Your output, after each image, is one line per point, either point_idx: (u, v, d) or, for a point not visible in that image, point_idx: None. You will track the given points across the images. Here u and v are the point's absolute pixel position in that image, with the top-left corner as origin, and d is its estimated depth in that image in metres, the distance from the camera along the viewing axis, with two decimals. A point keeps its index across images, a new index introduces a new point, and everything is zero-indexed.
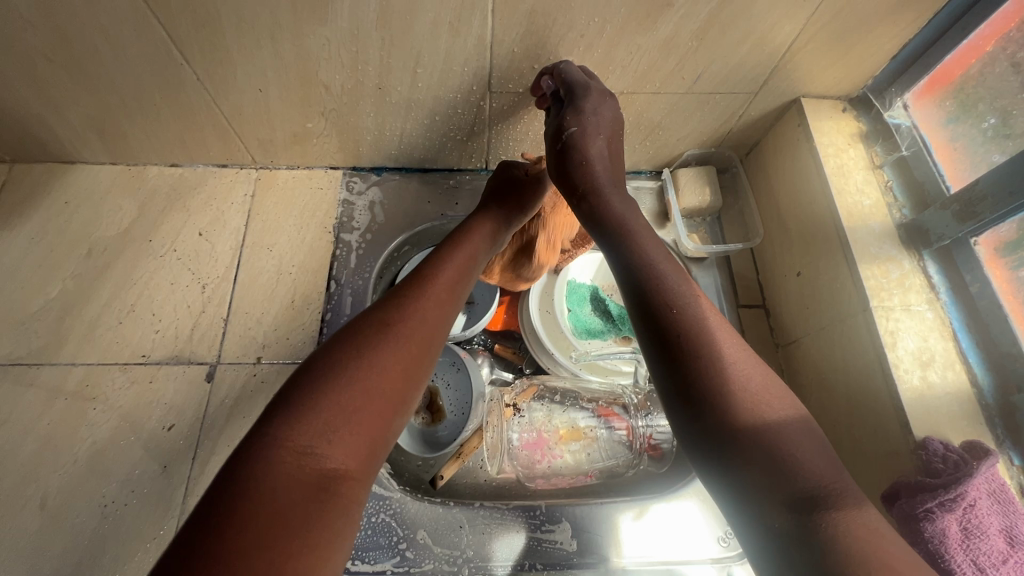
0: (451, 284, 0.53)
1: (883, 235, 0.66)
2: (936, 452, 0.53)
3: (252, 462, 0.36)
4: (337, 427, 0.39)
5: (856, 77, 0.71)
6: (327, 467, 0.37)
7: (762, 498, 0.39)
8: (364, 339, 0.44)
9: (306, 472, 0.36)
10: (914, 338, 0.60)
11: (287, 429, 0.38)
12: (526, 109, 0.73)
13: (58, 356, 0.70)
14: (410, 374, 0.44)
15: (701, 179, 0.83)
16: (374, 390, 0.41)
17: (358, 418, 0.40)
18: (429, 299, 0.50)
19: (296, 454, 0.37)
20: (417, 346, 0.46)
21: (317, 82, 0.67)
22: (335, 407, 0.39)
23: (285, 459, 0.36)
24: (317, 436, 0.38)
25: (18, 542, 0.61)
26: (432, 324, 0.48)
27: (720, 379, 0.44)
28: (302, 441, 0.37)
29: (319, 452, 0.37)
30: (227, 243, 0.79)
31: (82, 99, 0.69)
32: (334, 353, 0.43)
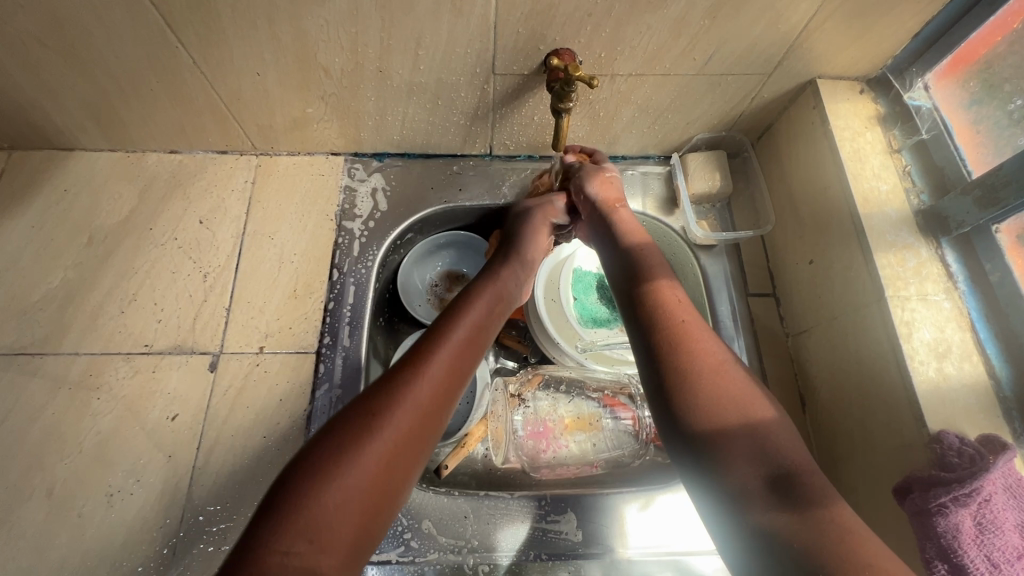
0: (454, 360, 0.50)
1: (900, 222, 0.64)
2: (952, 445, 0.52)
3: (235, 568, 0.35)
4: (323, 526, 0.38)
5: (875, 58, 0.68)
6: (310, 564, 0.37)
7: (752, 500, 0.44)
8: (357, 428, 0.43)
9: (291, 574, 0.36)
10: (930, 328, 0.58)
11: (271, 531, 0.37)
12: (531, 92, 0.71)
13: (61, 345, 0.70)
14: (406, 465, 0.44)
15: (711, 164, 0.81)
16: (365, 483, 0.41)
17: (345, 516, 0.39)
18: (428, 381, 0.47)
19: (278, 555, 0.36)
20: (414, 432, 0.44)
21: (316, 65, 0.66)
22: (322, 506, 0.39)
23: (270, 561, 0.36)
24: (300, 536, 0.37)
25: (27, 531, 0.61)
26: (429, 405, 0.46)
27: (713, 387, 0.49)
28: (285, 542, 0.37)
29: (299, 552, 0.37)
30: (228, 231, 0.78)
31: (78, 85, 0.67)
32: (326, 442, 0.42)
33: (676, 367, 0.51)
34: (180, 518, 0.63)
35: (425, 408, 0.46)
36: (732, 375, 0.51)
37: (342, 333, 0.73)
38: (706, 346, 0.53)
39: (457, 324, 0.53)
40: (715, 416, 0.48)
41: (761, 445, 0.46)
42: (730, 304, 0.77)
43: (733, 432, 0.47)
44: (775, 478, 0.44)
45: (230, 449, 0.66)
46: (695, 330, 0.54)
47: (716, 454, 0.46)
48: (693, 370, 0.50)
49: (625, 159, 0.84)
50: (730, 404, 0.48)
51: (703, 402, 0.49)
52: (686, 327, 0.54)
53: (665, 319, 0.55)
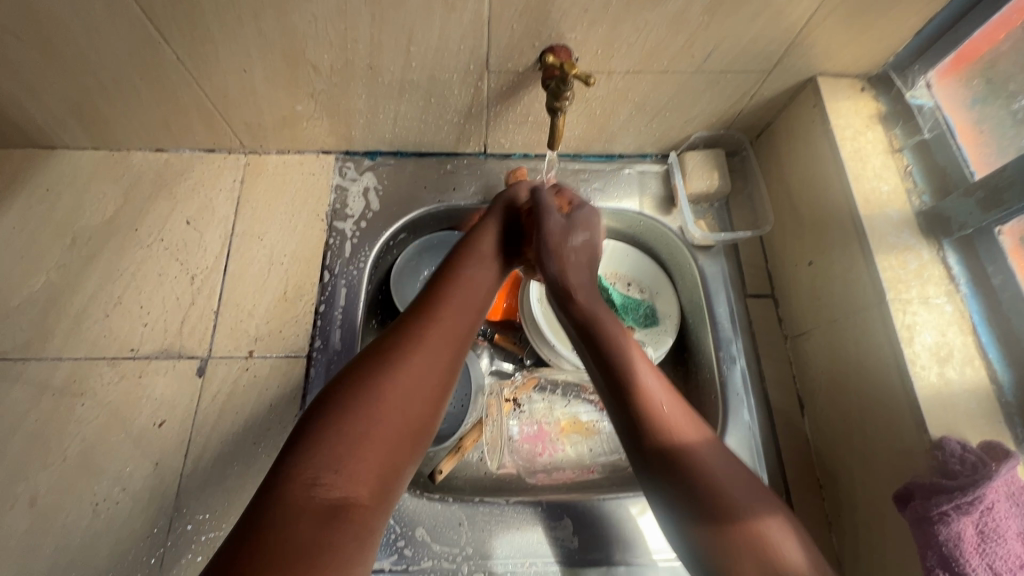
0: (458, 313, 0.52)
1: (901, 223, 0.63)
2: (953, 452, 0.51)
3: (266, 499, 0.38)
4: (347, 459, 0.40)
5: (877, 55, 0.67)
6: (338, 495, 0.39)
7: (693, 522, 0.45)
8: (374, 372, 0.45)
9: (319, 502, 0.38)
10: (932, 332, 0.57)
11: (296, 465, 0.39)
12: (527, 89, 0.69)
13: (44, 350, 0.68)
14: (425, 404, 0.45)
15: (709, 163, 0.80)
16: (386, 422, 0.43)
17: (369, 448, 0.41)
18: (435, 332, 0.49)
19: (306, 488, 0.38)
20: (426, 375, 0.46)
21: (305, 61, 0.64)
22: (344, 440, 0.41)
23: (297, 493, 0.38)
24: (326, 468, 0.39)
25: (10, 541, 0.60)
26: (438, 352, 0.48)
27: (653, 416, 0.49)
28: (312, 474, 0.39)
29: (328, 482, 0.39)
30: (216, 232, 0.76)
31: (58, 82, 0.65)
32: (344, 390, 0.44)
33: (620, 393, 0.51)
34: (168, 527, 0.61)
35: (437, 355, 0.48)
36: (672, 401, 0.50)
37: (333, 336, 0.71)
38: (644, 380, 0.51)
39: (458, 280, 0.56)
40: (658, 437, 0.48)
41: (704, 468, 0.46)
42: (728, 306, 0.76)
43: (672, 463, 0.47)
44: (718, 502, 0.45)
45: (219, 456, 0.65)
46: (640, 360, 0.53)
47: (660, 479, 0.47)
48: (635, 400, 0.50)
49: (622, 157, 0.83)
50: (675, 433, 0.48)
51: (645, 428, 0.49)
52: (626, 355, 0.53)
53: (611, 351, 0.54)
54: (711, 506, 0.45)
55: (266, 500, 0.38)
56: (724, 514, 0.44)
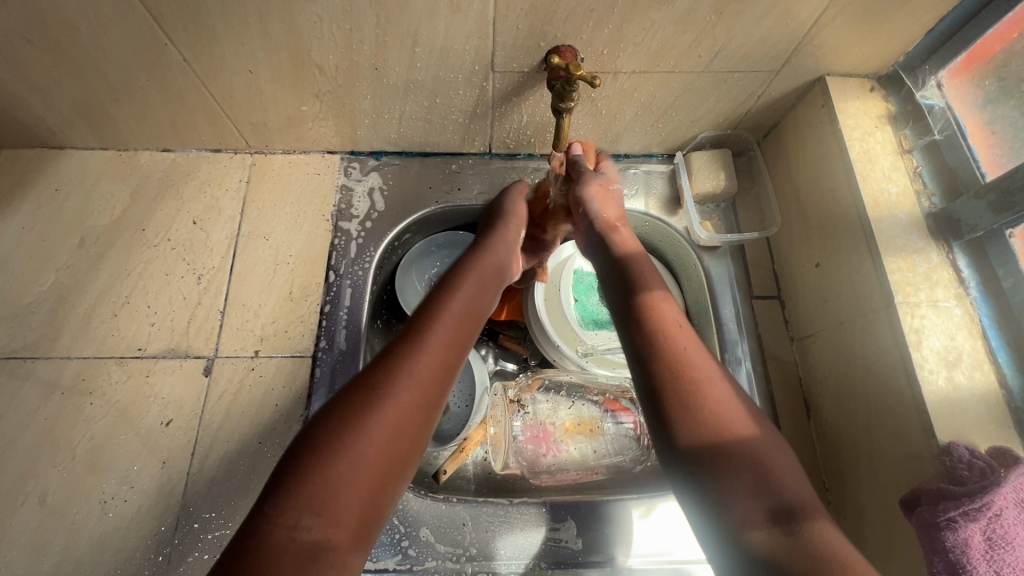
0: (451, 334, 0.49)
1: (911, 225, 0.62)
2: (961, 458, 0.50)
3: (245, 539, 0.36)
4: (329, 498, 0.38)
5: (887, 54, 0.66)
6: (318, 538, 0.37)
7: (737, 514, 0.44)
8: (360, 401, 0.42)
9: (300, 545, 0.36)
10: (941, 336, 0.57)
11: (277, 505, 0.37)
12: (532, 90, 0.69)
13: (53, 349, 0.69)
14: (412, 436, 0.43)
15: (715, 164, 0.79)
16: (371, 455, 0.41)
17: (353, 487, 0.39)
18: (427, 355, 0.46)
19: (286, 530, 0.36)
20: (411, 400, 0.44)
21: (310, 62, 0.64)
22: (325, 480, 0.39)
23: (277, 534, 0.36)
24: (308, 510, 0.37)
25: (21, 538, 0.61)
26: (430, 378, 0.45)
27: (701, 399, 0.49)
28: (293, 515, 0.37)
29: (309, 524, 0.37)
30: (223, 232, 0.76)
31: (65, 83, 0.66)
32: (329, 422, 0.42)
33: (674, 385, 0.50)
34: (174, 525, 0.62)
35: (426, 380, 0.45)
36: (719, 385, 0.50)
37: (338, 336, 0.72)
38: (695, 358, 0.52)
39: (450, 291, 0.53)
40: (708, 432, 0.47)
41: (747, 453, 0.46)
42: (734, 308, 0.75)
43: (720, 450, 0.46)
44: (757, 489, 0.44)
45: (225, 455, 0.65)
46: (685, 342, 0.54)
47: (704, 474, 0.46)
48: (681, 383, 0.50)
49: (627, 157, 0.82)
50: (723, 429, 0.47)
51: (690, 415, 0.48)
52: (673, 337, 0.54)
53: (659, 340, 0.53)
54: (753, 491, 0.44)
55: (243, 546, 0.36)
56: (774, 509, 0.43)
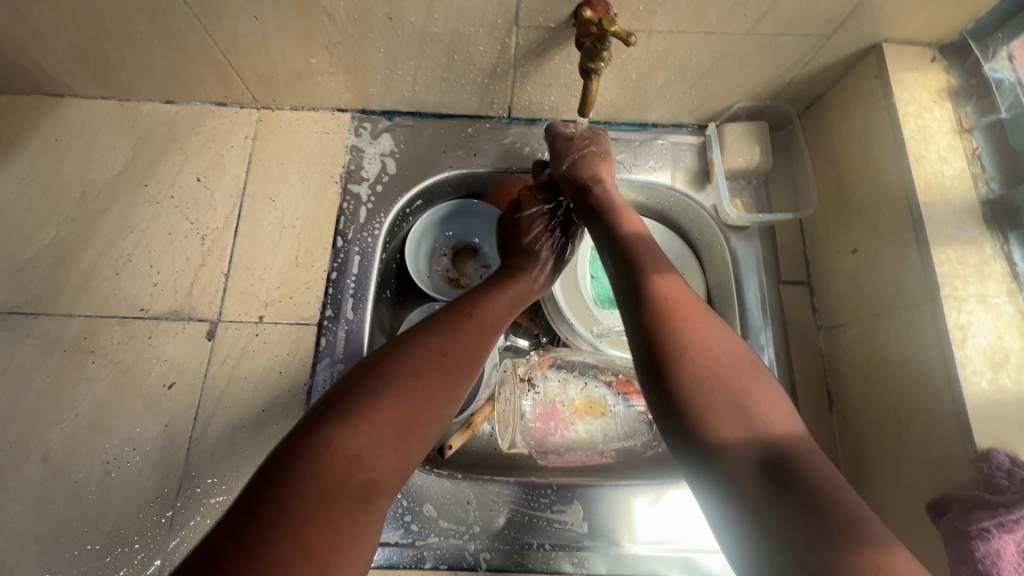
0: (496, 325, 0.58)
1: (964, 213, 0.57)
2: (1001, 466, 0.47)
3: (309, 457, 0.41)
4: (384, 446, 0.44)
5: (955, 20, 0.59)
6: (371, 477, 0.43)
7: (740, 496, 0.42)
8: (418, 369, 0.49)
9: (358, 478, 0.42)
10: (987, 334, 0.52)
11: (341, 439, 0.43)
12: (558, 48, 0.63)
13: (55, 306, 0.67)
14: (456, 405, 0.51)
15: (751, 137, 0.74)
16: (423, 416, 0.48)
17: (402, 440, 0.46)
18: (476, 336, 0.55)
19: (349, 462, 0.42)
20: (458, 375, 0.52)
21: (320, 9, 0.59)
22: (387, 429, 0.45)
23: (343, 465, 0.42)
24: (366, 449, 0.43)
25: (24, 494, 0.60)
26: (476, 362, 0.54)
27: (709, 386, 0.46)
28: (357, 452, 0.43)
29: (367, 462, 0.43)
30: (228, 190, 0.73)
31: (60, 25, 0.61)
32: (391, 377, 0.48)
33: (679, 362, 0.48)
34: (177, 488, 0.61)
35: (473, 362, 0.53)
36: (724, 372, 0.47)
37: (345, 305, 0.69)
38: (723, 355, 0.48)
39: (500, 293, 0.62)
40: (712, 418, 0.45)
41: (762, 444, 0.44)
42: (759, 293, 0.71)
43: (731, 440, 0.44)
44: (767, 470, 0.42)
45: (227, 423, 0.64)
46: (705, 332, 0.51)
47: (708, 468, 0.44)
48: (688, 369, 0.47)
49: (655, 127, 0.77)
50: (730, 413, 0.45)
51: (698, 404, 0.46)
52: (681, 318, 0.51)
53: (667, 317, 0.51)
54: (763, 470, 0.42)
55: (307, 468, 0.41)
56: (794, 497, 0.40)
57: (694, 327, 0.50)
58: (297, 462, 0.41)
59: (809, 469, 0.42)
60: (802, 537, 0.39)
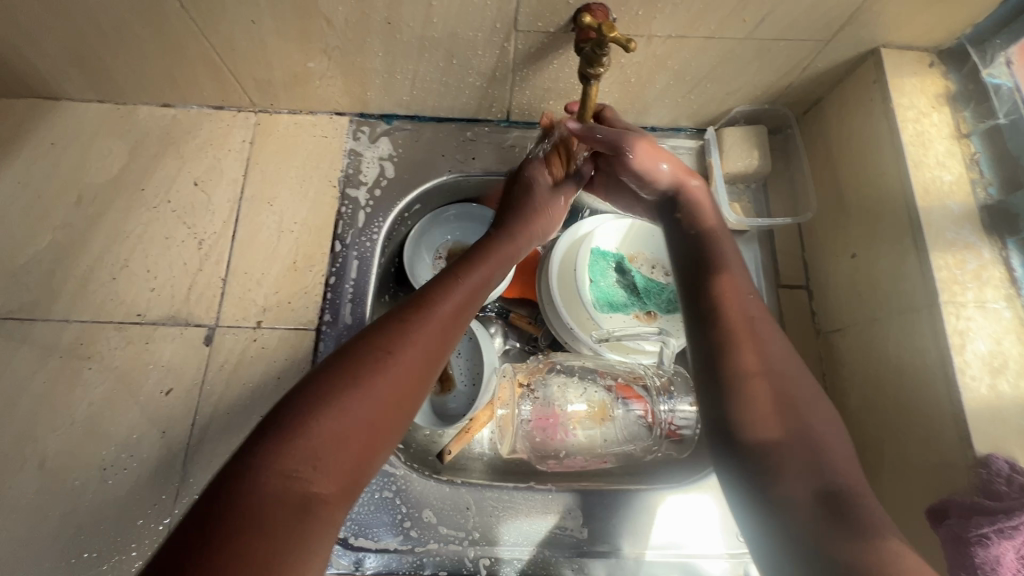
0: (457, 306, 0.52)
1: (963, 218, 0.57)
2: (1000, 472, 0.47)
3: (235, 480, 0.37)
4: (324, 456, 0.40)
5: (953, 25, 0.59)
6: (309, 490, 0.39)
7: (775, 497, 0.47)
8: (359, 366, 0.44)
9: (293, 494, 0.38)
10: (986, 340, 0.53)
11: (270, 455, 0.39)
12: (557, 52, 0.63)
13: (51, 311, 0.67)
14: (412, 398, 0.46)
15: (749, 141, 0.74)
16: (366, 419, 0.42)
17: (345, 447, 0.41)
18: (434, 323, 0.49)
19: (281, 479, 0.38)
20: (411, 370, 0.46)
21: (318, 13, 0.58)
22: (324, 439, 0.40)
23: (273, 483, 0.38)
24: (302, 461, 0.39)
25: (20, 502, 0.60)
26: (432, 351, 0.48)
27: (750, 389, 0.52)
28: (289, 467, 0.38)
29: (303, 476, 0.39)
30: (225, 195, 0.73)
31: (55, 28, 0.61)
32: (328, 377, 0.43)
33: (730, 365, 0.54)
34: (175, 495, 0.61)
35: (430, 349, 0.48)
36: (770, 386, 0.52)
37: (343, 310, 0.69)
38: (773, 366, 0.53)
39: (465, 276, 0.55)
40: (757, 421, 0.51)
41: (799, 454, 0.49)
42: (758, 297, 0.71)
43: (768, 445, 0.49)
44: (803, 479, 0.47)
45: (226, 428, 0.63)
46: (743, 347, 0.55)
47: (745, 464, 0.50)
48: (740, 372, 0.53)
49: (654, 131, 0.77)
50: (762, 415, 0.51)
51: (745, 406, 0.52)
52: (734, 328, 0.56)
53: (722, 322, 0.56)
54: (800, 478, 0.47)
55: (231, 491, 0.37)
56: (821, 501, 0.45)
57: (755, 336, 0.55)
58: (221, 485, 0.37)
59: (847, 483, 0.46)
60: (824, 538, 0.43)
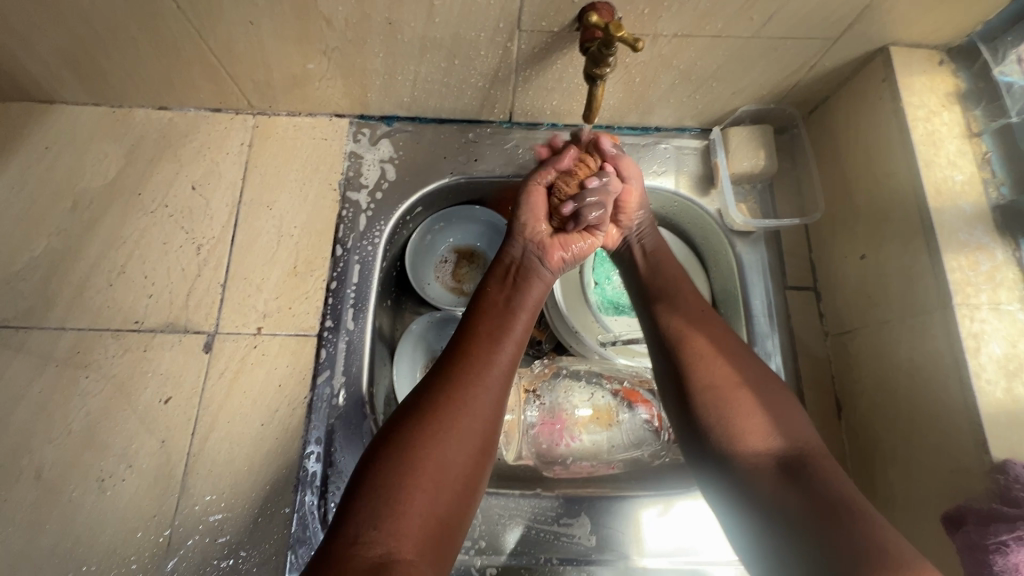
0: (503, 349, 0.53)
1: (975, 218, 0.56)
2: (1018, 478, 0.46)
3: (320, 556, 0.40)
4: (386, 514, 0.41)
5: (964, 22, 0.58)
6: (382, 553, 0.39)
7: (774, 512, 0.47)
8: (409, 424, 0.46)
9: (365, 561, 0.39)
10: (1001, 343, 0.52)
11: (342, 525, 0.41)
12: (562, 52, 0.62)
13: (46, 319, 0.65)
14: (469, 446, 0.46)
15: (755, 140, 0.73)
16: (424, 472, 0.43)
17: (405, 501, 0.42)
18: (477, 368, 0.50)
19: (350, 546, 0.39)
20: (458, 417, 0.47)
21: (317, 14, 0.57)
22: (381, 499, 0.41)
23: (344, 551, 0.39)
24: (368, 524, 0.40)
25: (17, 514, 0.59)
26: (481, 397, 0.49)
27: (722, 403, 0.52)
28: (355, 532, 0.40)
29: (371, 539, 0.40)
30: (224, 199, 0.72)
31: (49, 31, 0.60)
32: (384, 439, 0.46)
33: (697, 384, 0.54)
34: (176, 506, 0.60)
35: (478, 395, 0.48)
36: (748, 397, 0.52)
37: (345, 316, 0.68)
38: (730, 376, 0.54)
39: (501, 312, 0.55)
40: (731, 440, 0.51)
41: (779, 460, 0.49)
42: (765, 299, 0.70)
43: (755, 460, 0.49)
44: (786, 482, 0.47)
45: (226, 437, 0.62)
46: (706, 360, 0.55)
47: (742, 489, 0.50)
48: (703, 390, 0.54)
49: (658, 131, 0.76)
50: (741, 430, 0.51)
51: (718, 425, 0.52)
52: (695, 346, 0.56)
53: (683, 341, 0.57)
54: (782, 485, 0.47)
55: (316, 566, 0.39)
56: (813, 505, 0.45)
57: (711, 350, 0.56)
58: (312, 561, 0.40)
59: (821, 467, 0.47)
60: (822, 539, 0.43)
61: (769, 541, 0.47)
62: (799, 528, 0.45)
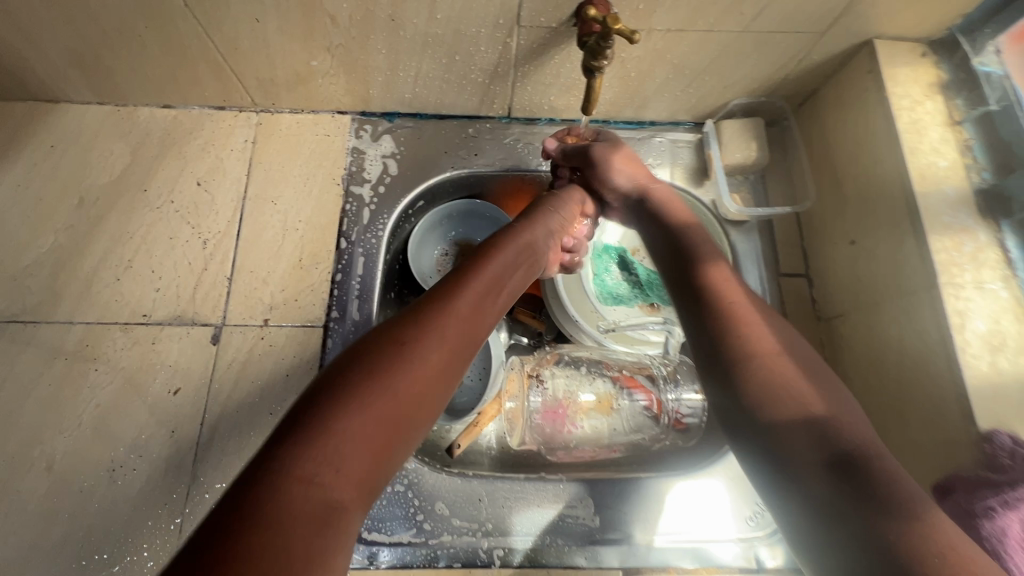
0: (487, 299, 0.50)
1: (959, 202, 0.58)
2: (1003, 446, 0.49)
3: (249, 486, 0.33)
4: (346, 453, 0.36)
5: (944, 15, 0.61)
6: (330, 497, 0.34)
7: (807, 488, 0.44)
8: (386, 353, 0.41)
9: (311, 502, 0.33)
10: (985, 319, 0.54)
11: (287, 453, 0.34)
12: (559, 47, 0.64)
13: (54, 314, 0.66)
14: (440, 394, 0.42)
15: (748, 132, 0.75)
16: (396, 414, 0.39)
17: (370, 443, 0.37)
18: (460, 313, 0.47)
19: (298, 482, 0.33)
20: (440, 362, 0.43)
21: (322, 11, 0.59)
22: (345, 433, 0.36)
23: (290, 484, 0.33)
24: (322, 461, 0.34)
25: (28, 505, 0.59)
26: (462, 344, 0.45)
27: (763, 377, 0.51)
28: (307, 469, 0.34)
29: (322, 478, 0.34)
30: (229, 194, 0.73)
31: (57, 30, 0.61)
32: (354, 368, 0.40)
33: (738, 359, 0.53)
34: (186, 494, 0.61)
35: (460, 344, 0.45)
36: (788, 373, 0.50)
37: (350, 306, 0.69)
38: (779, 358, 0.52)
39: (485, 271, 0.52)
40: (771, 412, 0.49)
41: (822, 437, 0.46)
42: (759, 286, 0.72)
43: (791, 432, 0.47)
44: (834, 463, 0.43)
45: (236, 426, 0.63)
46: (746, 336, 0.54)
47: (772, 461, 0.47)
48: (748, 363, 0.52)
49: (653, 125, 0.78)
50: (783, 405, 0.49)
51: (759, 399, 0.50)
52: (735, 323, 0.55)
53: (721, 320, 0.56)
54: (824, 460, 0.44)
55: (247, 496, 0.32)
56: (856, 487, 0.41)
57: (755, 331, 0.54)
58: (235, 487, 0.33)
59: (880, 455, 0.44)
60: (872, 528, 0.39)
61: (809, 521, 0.43)
62: (839, 509, 0.41)
